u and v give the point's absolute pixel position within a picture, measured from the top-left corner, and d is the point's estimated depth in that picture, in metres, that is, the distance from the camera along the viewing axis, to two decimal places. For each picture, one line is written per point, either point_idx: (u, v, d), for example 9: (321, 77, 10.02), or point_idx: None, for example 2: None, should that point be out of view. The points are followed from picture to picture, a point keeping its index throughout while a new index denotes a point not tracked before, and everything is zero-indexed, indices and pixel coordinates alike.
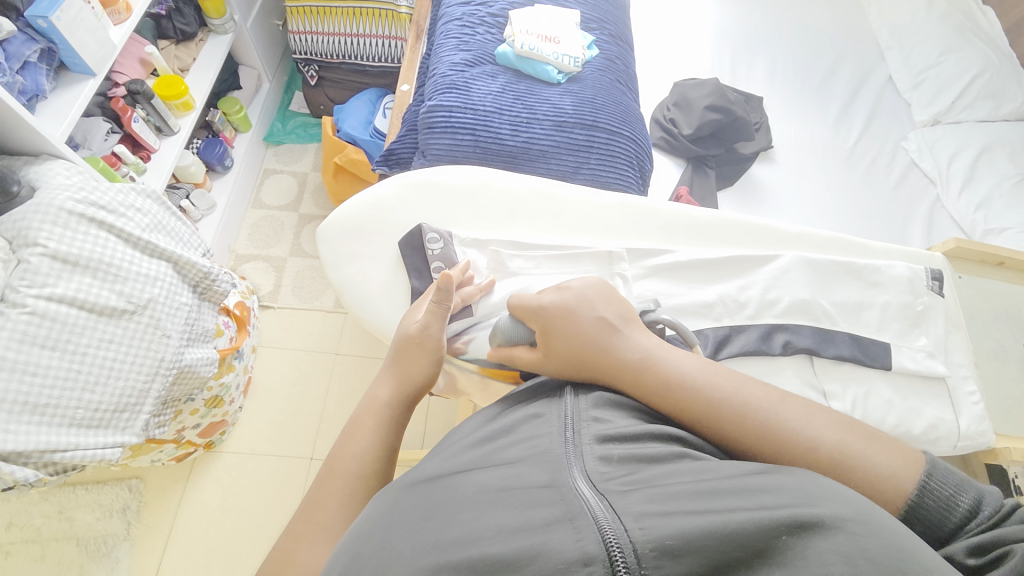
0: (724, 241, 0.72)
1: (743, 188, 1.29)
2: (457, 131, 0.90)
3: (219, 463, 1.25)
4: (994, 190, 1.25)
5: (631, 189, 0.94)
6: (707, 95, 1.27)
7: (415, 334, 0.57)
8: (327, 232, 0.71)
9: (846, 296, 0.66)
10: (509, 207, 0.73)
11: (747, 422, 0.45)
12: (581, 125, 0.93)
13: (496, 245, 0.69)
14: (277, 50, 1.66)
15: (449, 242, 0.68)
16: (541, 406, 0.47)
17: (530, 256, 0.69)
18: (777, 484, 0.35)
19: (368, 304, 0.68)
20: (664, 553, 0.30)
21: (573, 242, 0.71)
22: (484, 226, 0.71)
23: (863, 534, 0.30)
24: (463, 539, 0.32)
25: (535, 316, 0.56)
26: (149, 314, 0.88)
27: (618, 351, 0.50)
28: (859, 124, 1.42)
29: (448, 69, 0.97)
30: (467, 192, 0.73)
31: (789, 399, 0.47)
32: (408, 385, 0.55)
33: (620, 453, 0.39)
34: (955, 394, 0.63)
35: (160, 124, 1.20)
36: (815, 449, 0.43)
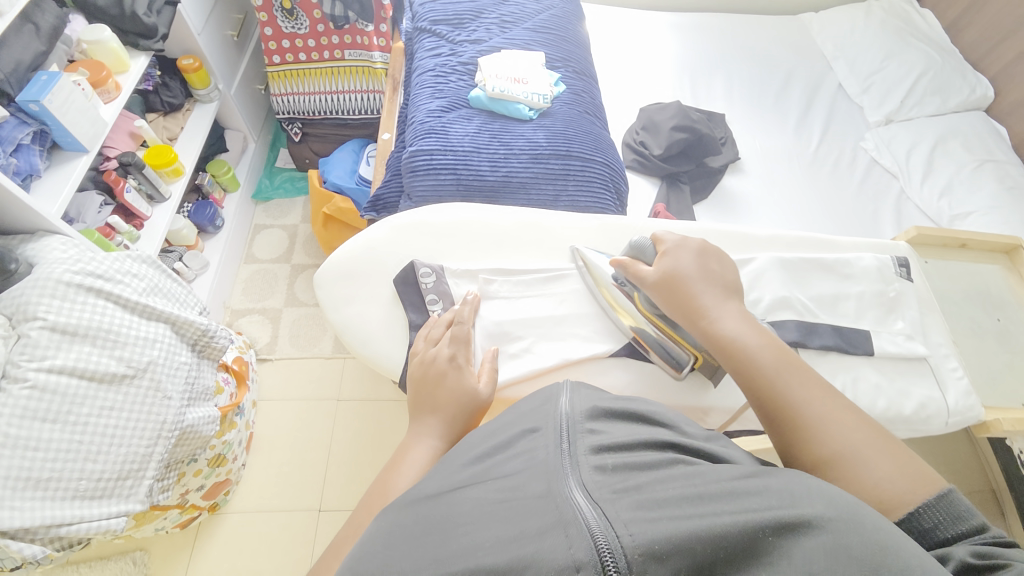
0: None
1: (716, 199, 1.37)
2: (439, 172, 0.94)
3: (226, 524, 1.22)
4: (953, 178, 1.32)
5: (610, 209, 0.99)
6: (672, 117, 1.34)
7: (443, 365, 0.60)
8: (324, 277, 0.74)
9: (822, 290, 0.69)
10: (495, 237, 0.76)
11: (779, 380, 0.53)
12: (556, 156, 0.98)
13: (484, 274, 0.72)
14: (260, 112, 1.73)
15: (441, 275, 0.71)
16: (535, 417, 0.47)
17: (520, 281, 0.72)
18: (763, 486, 0.37)
19: (367, 342, 0.70)
20: (652, 557, 0.32)
21: (557, 264, 0.74)
22: (472, 256, 0.74)
23: (845, 532, 0.33)
24: (461, 552, 0.34)
25: (666, 248, 0.65)
26: (149, 377, 0.89)
27: (710, 296, 0.60)
28: (817, 130, 1.51)
29: (426, 116, 1.03)
30: (454, 227, 0.76)
31: (838, 397, 0.51)
32: (451, 426, 0.56)
33: (614, 462, 0.40)
34: (939, 372, 0.65)
35: (152, 192, 1.23)
36: (829, 436, 0.48)
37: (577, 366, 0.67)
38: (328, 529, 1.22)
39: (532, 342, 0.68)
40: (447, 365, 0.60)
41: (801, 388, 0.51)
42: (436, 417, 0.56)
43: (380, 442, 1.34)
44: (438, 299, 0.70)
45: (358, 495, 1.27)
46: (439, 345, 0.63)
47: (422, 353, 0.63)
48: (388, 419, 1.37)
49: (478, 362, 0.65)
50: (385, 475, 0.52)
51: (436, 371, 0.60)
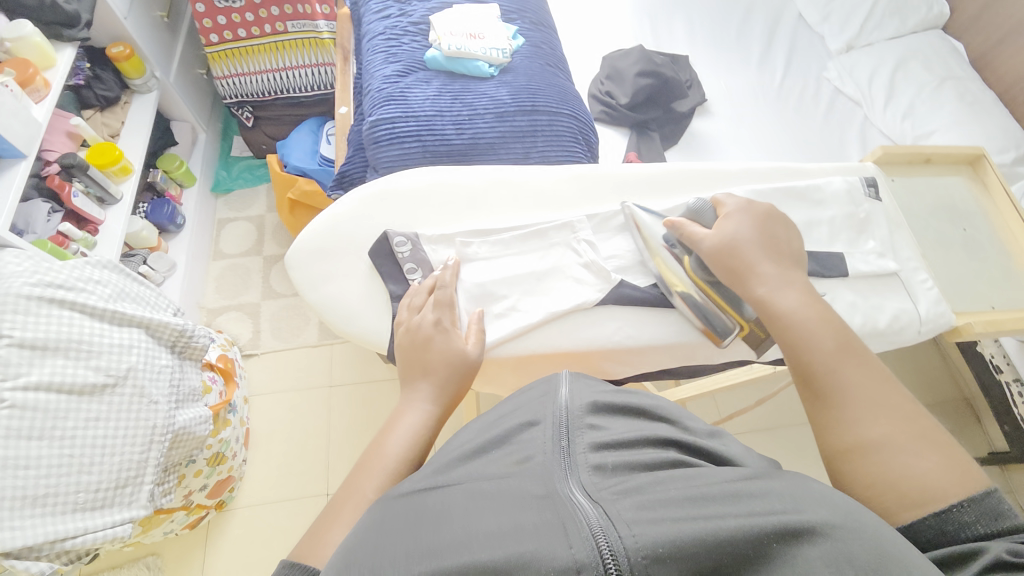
0: (675, 192, 0.76)
1: (687, 144, 1.37)
2: (403, 140, 0.91)
3: (235, 519, 1.23)
4: (915, 98, 1.32)
5: (581, 159, 0.97)
6: (635, 62, 1.31)
7: (429, 329, 0.61)
8: (295, 257, 0.71)
9: (796, 218, 0.70)
10: (467, 198, 0.74)
11: (823, 357, 0.55)
12: (521, 112, 0.96)
13: (460, 238, 0.71)
14: (206, 99, 1.63)
15: (416, 243, 0.70)
16: (535, 411, 0.48)
17: (499, 242, 0.71)
18: (765, 489, 0.38)
19: (350, 318, 0.69)
20: (654, 560, 0.32)
21: (533, 219, 0.73)
22: (446, 221, 0.72)
23: (847, 540, 0.34)
24: (457, 543, 0.35)
25: (723, 219, 0.66)
26: (132, 384, 0.87)
27: (759, 272, 0.62)
28: (780, 63, 1.50)
29: (382, 83, 0.98)
30: (423, 193, 0.73)
31: (880, 383, 0.52)
32: (444, 391, 0.57)
33: (613, 461, 0.41)
34: (909, 285, 0.68)
35: (102, 194, 1.16)
36: (861, 425, 0.50)
37: (565, 319, 0.68)
38: None
39: (516, 300, 0.68)
40: (433, 332, 0.61)
41: (843, 371, 0.53)
42: (428, 383, 0.57)
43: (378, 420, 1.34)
44: (417, 268, 0.68)
45: None
46: (425, 312, 0.63)
47: (407, 321, 0.63)
48: (384, 399, 1.38)
49: (464, 325, 0.65)
50: (379, 441, 0.52)
51: (423, 336, 0.60)
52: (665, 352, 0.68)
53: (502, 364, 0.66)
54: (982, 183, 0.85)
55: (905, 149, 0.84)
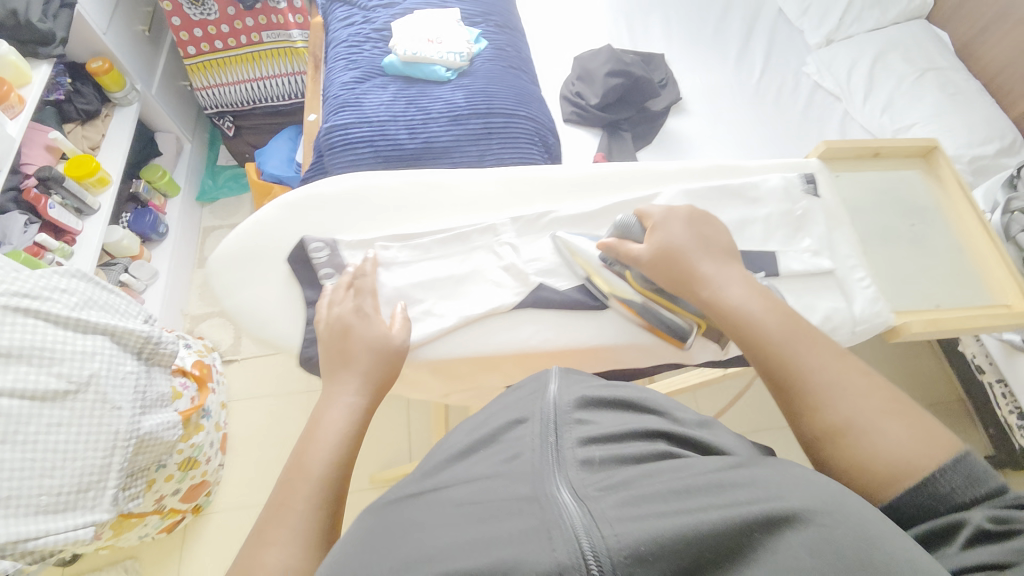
0: (609, 193, 0.74)
1: (660, 143, 1.36)
2: (356, 146, 0.91)
3: (212, 523, 1.25)
4: (894, 91, 1.29)
5: (539, 160, 0.97)
6: (605, 62, 1.30)
7: (346, 329, 0.60)
8: (216, 262, 0.71)
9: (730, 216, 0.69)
10: (394, 202, 0.72)
11: (780, 345, 0.52)
12: (476, 115, 0.95)
13: (379, 244, 0.70)
14: (193, 111, 1.67)
15: (334, 248, 0.68)
16: (523, 408, 0.47)
17: (414, 245, 0.69)
18: (753, 480, 0.37)
19: (263, 323, 0.66)
20: (637, 560, 0.31)
21: (459, 222, 0.72)
22: (368, 227, 0.70)
23: (830, 525, 0.32)
24: (438, 551, 0.34)
25: (652, 218, 0.64)
26: (95, 391, 0.88)
27: (701, 267, 0.60)
28: (758, 60, 1.48)
29: (339, 90, 0.99)
30: (348, 198, 0.72)
31: (840, 362, 0.51)
32: (369, 390, 0.56)
33: (600, 455, 0.40)
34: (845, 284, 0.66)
35: (80, 205, 1.20)
36: (833, 408, 0.47)
37: (497, 322, 0.67)
38: None
39: (433, 303, 0.67)
40: (342, 337, 0.59)
41: (801, 357, 0.51)
42: (352, 380, 0.56)
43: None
44: (333, 272, 0.67)
45: None
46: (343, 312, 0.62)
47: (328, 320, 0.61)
48: None
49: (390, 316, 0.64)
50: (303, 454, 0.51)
51: (343, 327, 0.60)
52: (600, 353, 0.66)
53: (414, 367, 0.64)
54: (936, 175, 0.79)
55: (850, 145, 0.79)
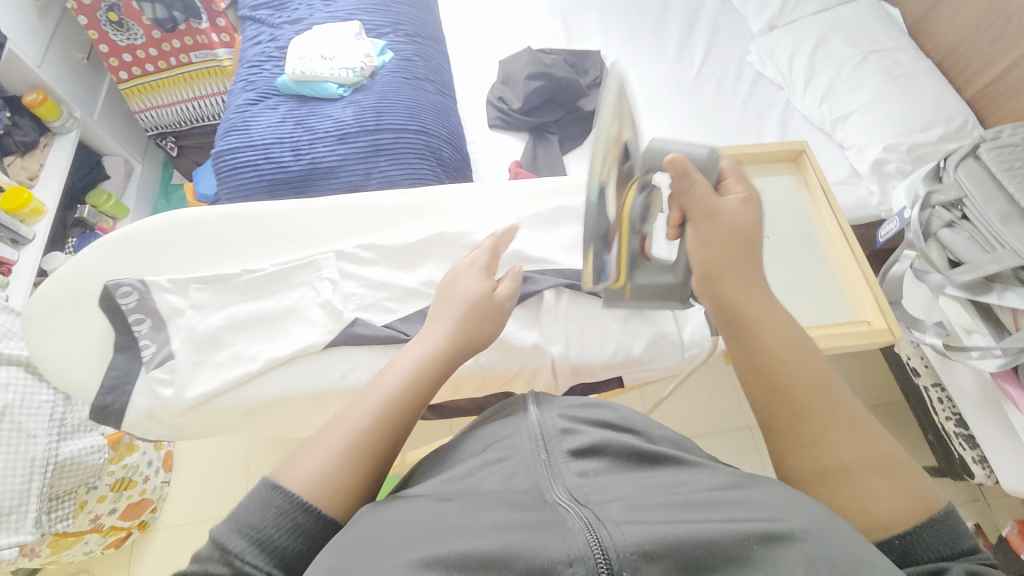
0: (440, 213, 0.71)
1: (593, 143, 1.28)
2: (241, 171, 0.91)
3: (157, 539, 1.28)
4: (835, 78, 1.21)
5: (443, 181, 0.95)
6: (525, 65, 1.26)
7: (452, 286, 0.59)
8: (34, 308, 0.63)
9: (563, 237, 0.71)
10: (211, 240, 0.65)
11: (790, 369, 0.48)
12: (363, 132, 0.94)
13: (193, 284, 0.61)
14: (137, 131, 1.69)
15: (145, 291, 0.60)
16: (507, 429, 0.48)
17: (226, 289, 0.61)
18: (747, 496, 0.37)
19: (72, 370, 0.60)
20: (643, 556, 0.32)
21: (297, 257, 0.64)
22: (192, 267, 0.64)
23: (822, 544, 0.34)
24: (460, 530, 0.35)
25: (745, 197, 0.57)
26: (8, 420, 0.91)
27: (749, 268, 0.54)
28: (699, 50, 1.40)
29: (233, 113, 0.99)
30: (169, 232, 0.64)
31: (843, 403, 0.46)
32: (469, 342, 0.55)
33: (594, 467, 0.41)
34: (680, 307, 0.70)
35: (14, 236, 1.23)
36: (825, 449, 0.44)
37: None
38: None
39: (244, 347, 0.59)
40: (484, 274, 0.60)
41: (805, 388, 0.47)
42: (447, 316, 0.56)
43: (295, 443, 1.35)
44: (145, 318, 0.60)
45: None
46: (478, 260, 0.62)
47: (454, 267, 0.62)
48: None
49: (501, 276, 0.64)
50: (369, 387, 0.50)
51: (454, 272, 0.61)
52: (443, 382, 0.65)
53: (222, 419, 0.57)
54: (803, 181, 0.90)
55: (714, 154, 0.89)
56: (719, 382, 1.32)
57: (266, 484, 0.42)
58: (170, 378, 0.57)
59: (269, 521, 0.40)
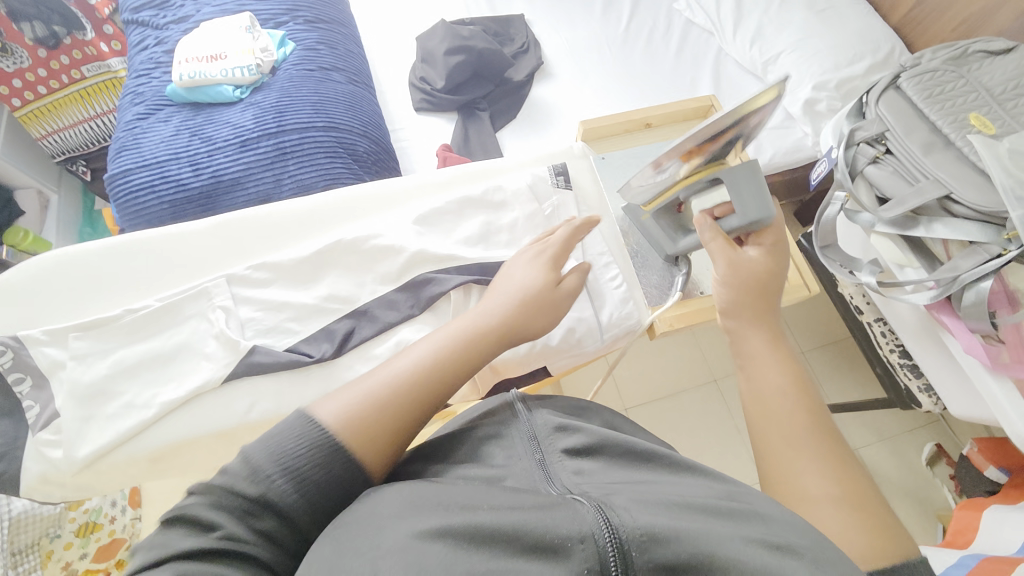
0: (343, 221, 0.69)
1: (526, 114, 1.22)
2: (138, 194, 0.84)
3: None
4: (762, 18, 1.18)
5: (364, 178, 0.91)
6: (443, 40, 1.19)
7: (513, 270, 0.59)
8: None
9: (469, 231, 0.67)
10: (92, 280, 0.62)
11: (777, 400, 0.43)
12: (266, 136, 0.87)
13: (73, 333, 0.57)
14: (45, 158, 1.56)
15: (19, 348, 0.57)
16: (501, 421, 0.45)
17: (109, 333, 0.58)
18: (740, 506, 0.35)
19: None
20: (653, 539, 0.30)
21: (189, 285, 0.62)
22: (71, 312, 0.61)
23: (812, 555, 0.31)
24: (467, 510, 0.32)
25: (774, 244, 0.54)
26: None
27: (761, 303, 0.51)
28: (626, 3, 1.34)
29: (123, 131, 0.92)
30: (41, 280, 0.61)
31: (827, 440, 0.41)
32: (508, 333, 0.50)
33: (589, 466, 0.40)
34: (598, 286, 0.69)
35: None
36: (794, 481, 0.39)
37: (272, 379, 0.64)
38: None
39: (137, 395, 0.56)
40: (547, 264, 0.59)
41: (787, 418, 0.42)
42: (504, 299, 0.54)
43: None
44: (26, 376, 0.57)
45: None
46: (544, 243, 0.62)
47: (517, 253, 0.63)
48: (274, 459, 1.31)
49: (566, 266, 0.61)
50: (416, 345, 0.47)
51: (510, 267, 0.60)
52: None
53: (126, 471, 0.56)
54: None
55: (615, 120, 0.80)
56: (681, 342, 1.32)
57: (299, 411, 0.37)
58: (58, 439, 0.55)
59: (307, 453, 0.35)
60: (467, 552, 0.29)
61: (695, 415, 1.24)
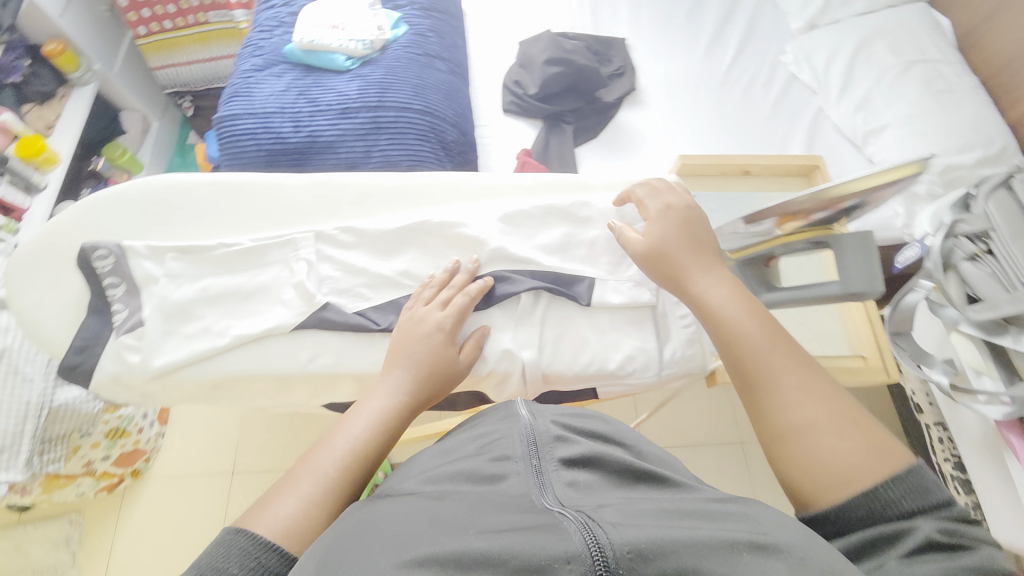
0: (430, 202, 0.71)
1: (610, 135, 1.22)
2: (240, 138, 0.90)
3: (147, 489, 1.27)
4: (873, 87, 1.14)
5: (446, 166, 0.94)
6: (545, 49, 1.21)
7: (426, 331, 0.58)
8: (16, 265, 0.64)
9: (549, 238, 0.68)
10: (193, 207, 0.67)
11: (755, 396, 0.51)
12: (365, 108, 0.91)
13: (172, 254, 0.62)
14: (155, 88, 1.68)
15: (122, 255, 0.62)
16: (501, 430, 0.48)
17: (201, 260, 0.63)
18: (732, 510, 0.38)
19: (51, 326, 0.62)
20: (638, 554, 0.31)
21: (279, 232, 0.66)
22: (169, 233, 0.66)
23: (802, 557, 0.34)
24: (454, 530, 0.35)
25: (693, 222, 0.62)
26: (5, 362, 0.92)
27: (698, 288, 0.57)
28: (732, 46, 1.32)
29: (238, 78, 0.98)
30: (150, 199, 0.66)
31: (807, 418, 0.47)
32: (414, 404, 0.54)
33: (585, 477, 0.41)
34: (665, 320, 0.67)
35: (27, 183, 1.26)
36: (789, 469, 0.46)
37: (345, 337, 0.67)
38: (238, 490, 1.27)
39: (214, 321, 0.60)
40: (447, 338, 0.58)
41: (771, 407, 0.49)
42: (404, 372, 0.55)
43: (291, 425, 1.32)
44: (121, 282, 0.61)
45: (270, 459, 1.30)
46: (443, 309, 0.60)
47: (414, 311, 0.60)
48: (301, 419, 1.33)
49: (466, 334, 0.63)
50: (331, 434, 0.49)
51: (424, 330, 0.58)
52: None
53: (187, 389, 0.60)
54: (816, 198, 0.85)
55: (713, 161, 0.84)
56: (713, 395, 1.29)
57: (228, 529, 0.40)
58: (137, 346, 0.59)
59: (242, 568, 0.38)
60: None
61: (713, 472, 1.21)
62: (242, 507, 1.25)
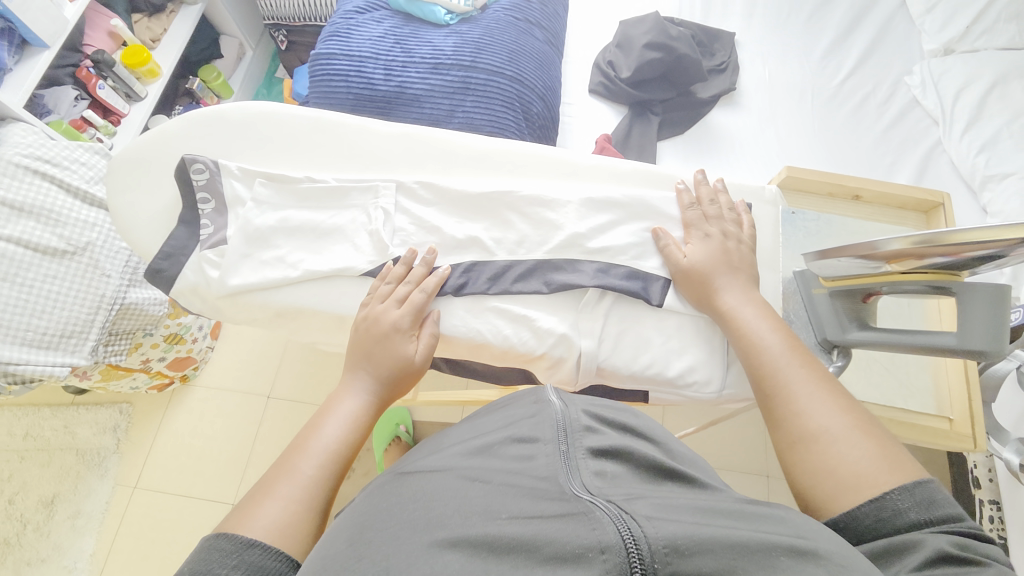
0: (511, 172, 0.70)
1: (696, 135, 1.16)
2: (333, 78, 0.91)
3: (192, 395, 1.37)
4: (1003, 129, 1.04)
5: (525, 138, 0.92)
6: (648, 31, 1.13)
7: (378, 330, 0.58)
8: (117, 165, 0.69)
9: (628, 232, 0.66)
10: (285, 138, 0.68)
11: (769, 404, 0.51)
12: (458, 66, 0.90)
13: (261, 180, 0.65)
14: (256, 18, 1.73)
15: (215, 173, 0.65)
16: (529, 412, 0.46)
17: (287, 192, 0.65)
18: (770, 513, 0.37)
19: (141, 229, 0.66)
20: (674, 550, 0.30)
21: (363, 177, 0.67)
22: (259, 160, 0.68)
23: (849, 567, 0.32)
24: (482, 515, 0.34)
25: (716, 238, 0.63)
26: (88, 256, 0.96)
27: (718, 299, 0.60)
28: (852, 58, 1.20)
29: (339, 18, 0.98)
30: (247, 125, 0.69)
31: (814, 421, 0.47)
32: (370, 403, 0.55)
33: (613, 469, 0.38)
34: None
35: (128, 91, 1.33)
36: (798, 474, 0.46)
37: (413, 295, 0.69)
38: (271, 413, 1.34)
39: (289, 253, 0.63)
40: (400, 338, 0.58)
41: (782, 415, 0.49)
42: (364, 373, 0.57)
43: (326, 363, 1.38)
44: (210, 200, 0.64)
45: (303, 390, 1.36)
46: (400, 306, 0.59)
47: (370, 310, 0.59)
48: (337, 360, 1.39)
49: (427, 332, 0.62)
50: (307, 435, 0.51)
51: (380, 330, 0.58)
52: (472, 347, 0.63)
53: (253, 312, 0.63)
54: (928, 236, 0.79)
55: (825, 180, 0.80)
56: (746, 421, 1.24)
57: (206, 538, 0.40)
58: (218, 262, 0.62)
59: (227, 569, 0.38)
60: (480, 561, 0.31)
61: None
62: (271, 428, 1.33)
